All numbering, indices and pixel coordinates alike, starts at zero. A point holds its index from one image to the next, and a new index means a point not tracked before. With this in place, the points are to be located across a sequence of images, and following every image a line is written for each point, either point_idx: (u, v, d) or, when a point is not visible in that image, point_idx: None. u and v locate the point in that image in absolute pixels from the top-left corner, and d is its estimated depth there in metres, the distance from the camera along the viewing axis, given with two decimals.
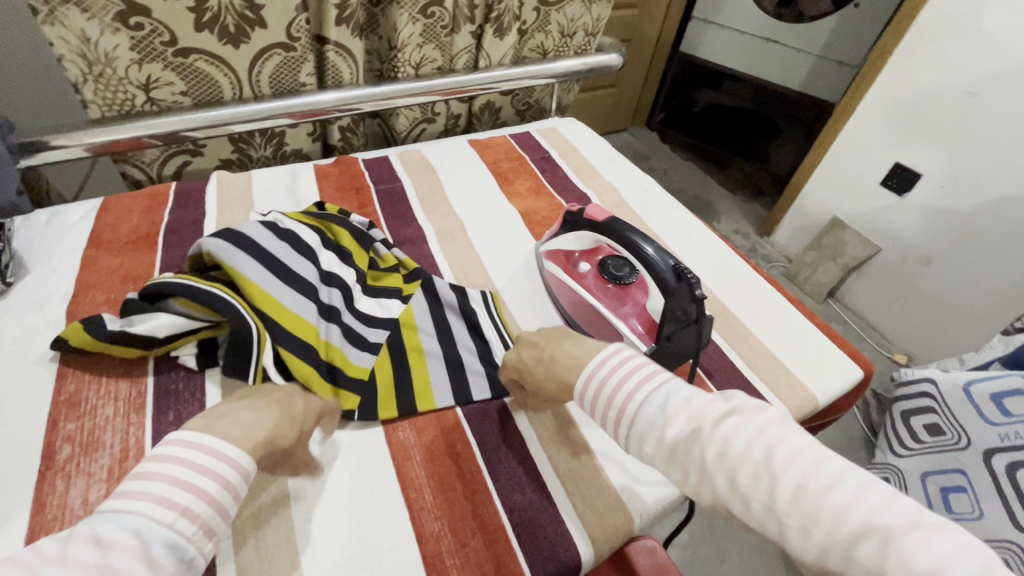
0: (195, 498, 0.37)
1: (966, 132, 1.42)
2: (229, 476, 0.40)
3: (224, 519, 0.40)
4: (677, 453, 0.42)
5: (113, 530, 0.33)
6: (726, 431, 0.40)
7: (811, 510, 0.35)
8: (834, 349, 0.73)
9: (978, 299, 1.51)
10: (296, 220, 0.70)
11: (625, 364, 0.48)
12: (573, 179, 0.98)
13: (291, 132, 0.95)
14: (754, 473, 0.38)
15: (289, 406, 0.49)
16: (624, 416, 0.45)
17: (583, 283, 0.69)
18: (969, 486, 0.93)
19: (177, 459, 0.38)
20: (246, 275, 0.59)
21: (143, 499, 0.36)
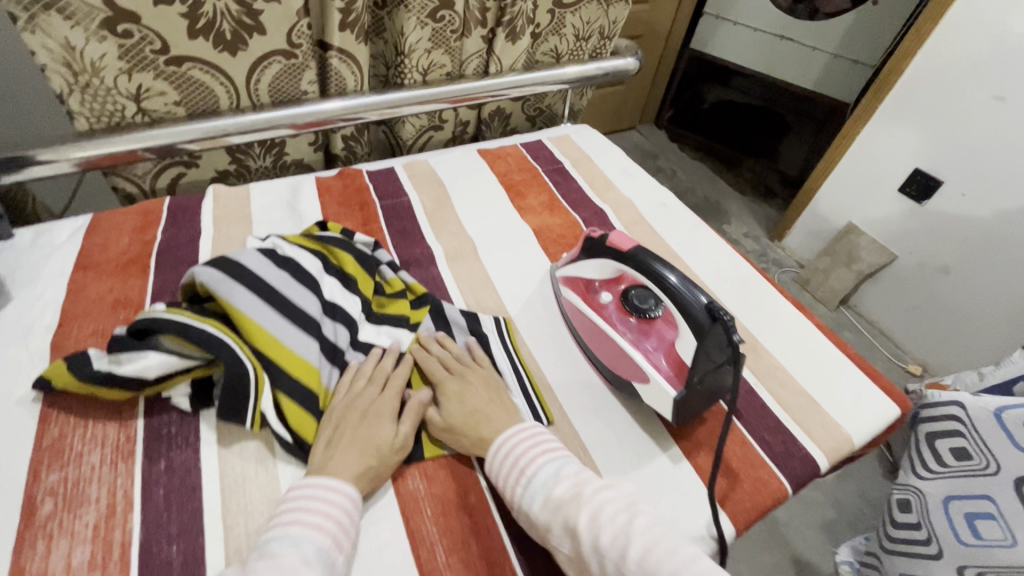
0: (324, 518, 0.45)
1: (992, 139, 1.37)
2: (346, 500, 0.47)
3: (350, 537, 0.46)
4: (559, 513, 0.47)
5: (278, 548, 0.42)
6: (601, 499, 0.46)
7: (652, 571, 0.41)
8: (866, 383, 0.69)
9: (998, 310, 1.46)
10: (297, 245, 0.65)
11: (531, 436, 0.53)
12: (587, 192, 0.93)
13: (292, 142, 0.90)
14: (614, 536, 0.44)
15: (364, 438, 0.52)
16: (522, 474, 0.50)
17: (603, 313, 0.64)
18: (1000, 514, 0.90)
19: (306, 494, 0.47)
20: (244, 312, 0.55)
21: (293, 525, 0.45)
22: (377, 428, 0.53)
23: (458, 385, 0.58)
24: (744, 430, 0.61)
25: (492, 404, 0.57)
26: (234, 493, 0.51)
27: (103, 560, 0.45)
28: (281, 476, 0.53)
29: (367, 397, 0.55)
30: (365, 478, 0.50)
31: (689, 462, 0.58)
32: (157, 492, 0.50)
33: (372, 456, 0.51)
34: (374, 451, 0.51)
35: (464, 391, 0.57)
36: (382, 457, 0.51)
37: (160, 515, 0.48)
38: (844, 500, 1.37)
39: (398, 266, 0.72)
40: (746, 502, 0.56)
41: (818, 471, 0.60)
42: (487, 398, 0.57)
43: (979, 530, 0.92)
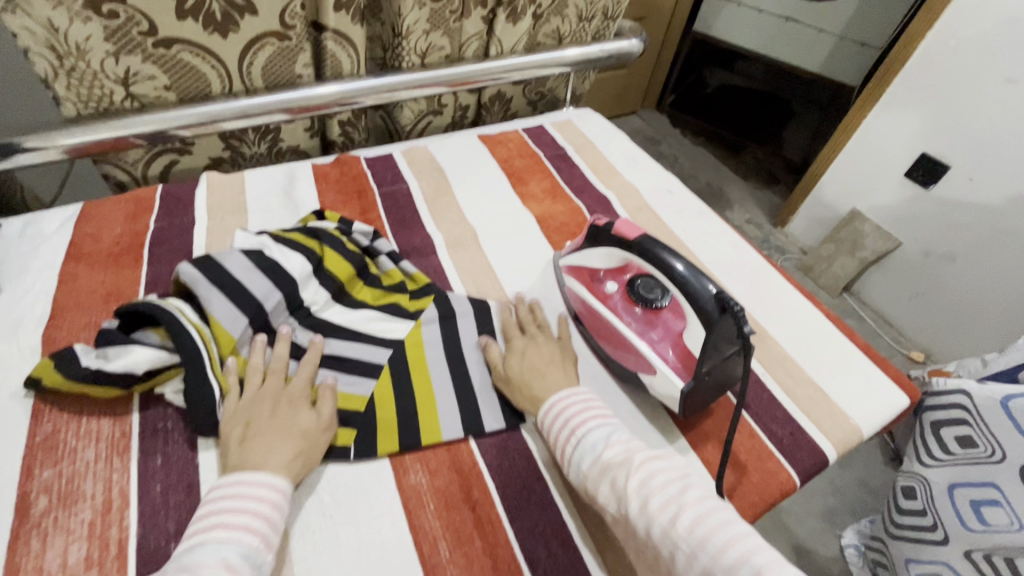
0: (252, 517, 0.43)
1: (1001, 122, 1.34)
2: (273, 496, 0.45)
3: (280, 532, 0.44)
4: (607, 475, 0.47)
5: (202, 558, 0.39)
6: (653, 465, 0.45)
7: (702, 540, 0.40)
8: (874, 372, 0.67)
9: (1004, 297, 1.44)
10: (284, 244, 0.63)
11: (583, 401, 0.54)
12: (591, 178, 0.91)
13: (287, 128, 0.88)
14: (664, 503, 0.42)
15: (283, 428, 0.49)
16: (572, 435, 0.51)
17: (608, 303, 0.63)
18: (1006, 502, 0.89)
19: (227, 495, 0.44)
20: (218, 318, 0.54)
21: (216, 528, 0.42)
22: (295, 415, 0.51)
23: (525, 344, 0.61)
24: (752, 421, 0.60)
25: (552, 364, 0.59)
26: None
27: (100, 559, 0.44)
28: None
29: (275, 387, 0.52)
30: (299, 463, 0.48)
31: (696, 454, 0.57)
32: (154, 488, 0.49)
33: (300, 440, 0.49)
34: (299, 435, 0.49)
35: (528, 348, 0.60)
36: (309, 438, 0.50)
37: (157, 511, 0.47)
38: (845, 487, 1.38)
39: (399, 256, 0.71)
40: (755, 495, 0.55)
41: (826, 462, 0.59)
42: (547, 358, 0.59)
43: (984, 517, 0.92)
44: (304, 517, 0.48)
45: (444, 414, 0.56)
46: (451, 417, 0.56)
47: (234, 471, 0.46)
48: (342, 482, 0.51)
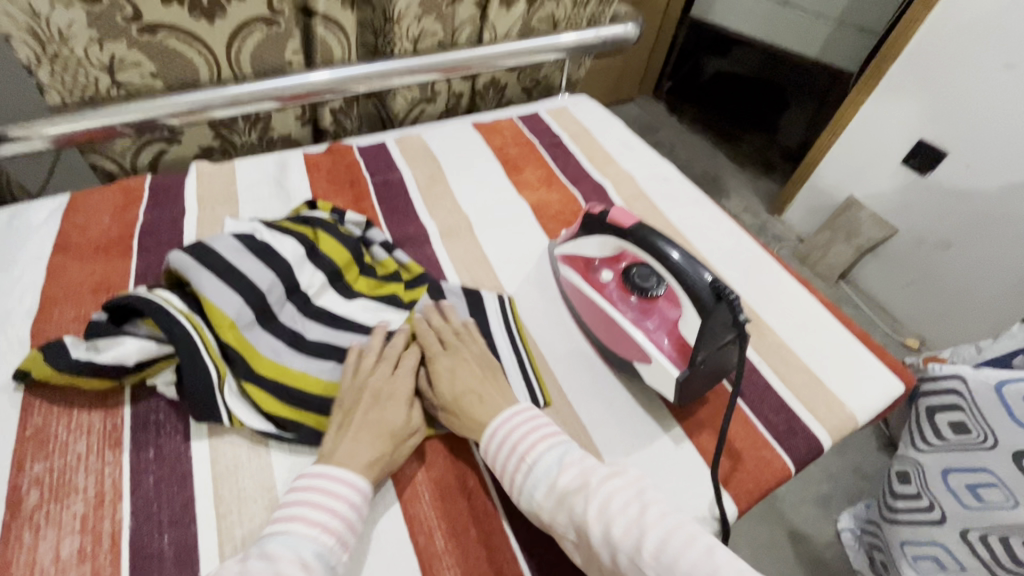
0: (330, 516, 0.43)
1: (999, 108, 1.33)
2: (354, 497, 0.45)
3: (355, 533, 0.45)
4: (565, 504, 0.46)
5: (282, 549, 0.40)
6: (610, 489, 0.45)
7: (668, 563, 0.40)
8: (870, 359, 0.67)
9: (998, 283, 1.45)
10: (276, 228, 0.63)
11: (529, 421, 0.51)
12: (586, 166, 0.90)
13: (278, 116, 0.86)
14: (628, 528, 0.43)
15: (377, 425, 0.50)
16: (522, 462, 0.49)
17: (603, 292, 0.62)
18: (1001, 483, 0.91)
19: (313, 488, 0.45)
20: (210, 298, 0.53)
21: (295, 521, 0.43)
22: (391, 412, 0.51)
23: (452, 362, 0.55)
24: (746, 409, 0.60)
25: (486, 383, 0.55)
26: (227, 480, 0.50)
27: (93, 552, 0.44)
28: (272, 463, 0.51)
29: (381, 379, 0.53)
30: (381, 466, 0.48)
31: (691, 442, 0.57)
32: (147, 481, 0.48)
33: (387, 443, 0.49)
34: (389, 437, 0.49)
35: (457, 367, 0.55)
36: (396, 441, 0.50)
37: (151, 504, 0.47)
38: (840, 473, 1.39)
39: (392, 245, 0.70)
40: (750, 482, 0.55)
41: (821, 449, 0.59)
42: (479, 376, 0.55)
43: (981, 495, 0.94)
44: None
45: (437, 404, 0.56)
46: None
47: (324, 459, 0.47)
48: None
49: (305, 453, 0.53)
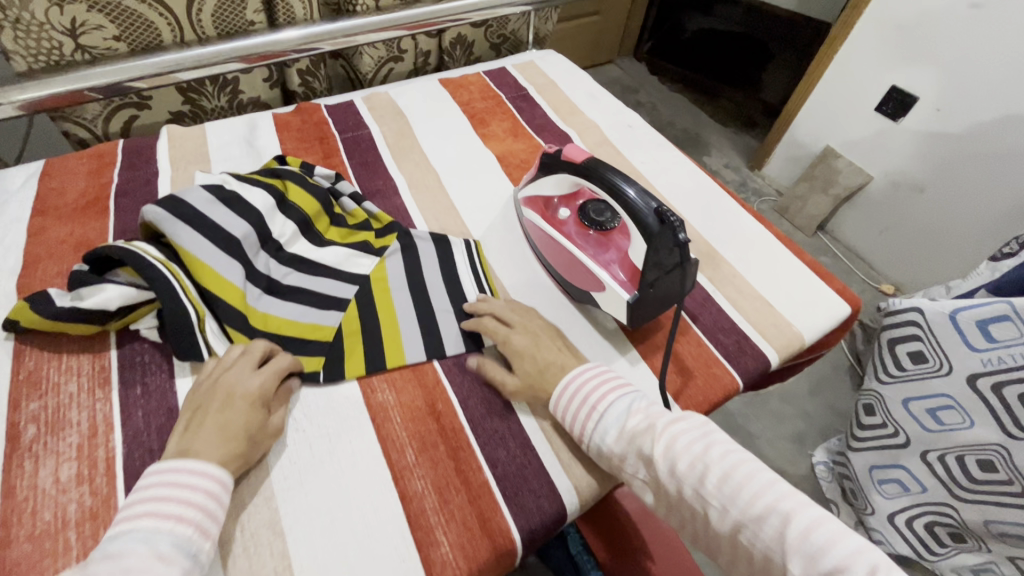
0: (186, 507, 0.40)
1: (967, 49, 1.34)
2: (212, 485, 0.42)
3: (220, 521, 0.42)
4: (633, 445, 0.49)
5: (127, 549, 0.37)
6: (675, 429, 0.47)
7: (732, 494, 0.43)
8: (819, 285, 0.71)
9: (968, 224, 1.48)
10: (244, 180, 0.65)
11: (598, 374, 0.54)
12: (552, 117, 0.92)
13: (246, 79, 0.88)
14: (691, 464, 0.45)
15: (226, 424, 0.46)
16: (593, 410, 0.52)
17: (562, 230, 0.65)
18: (958, 404, 0.96)
19: (160, 485, 0.41)
20: (187, 248, 0.56)
21: (144, 518, 0.39)
22: (245, 412, 0.47)
23: (527, 342, 0.58)
24: (699, 331, 0.64)
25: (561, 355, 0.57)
26: None
27: (90, 476, 0.48)
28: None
29: (235, 376, 0.49)
30: (236, 462, 0.45)
31: (646, 363, 0.61)
32: (137, 414, 0.52)
33: (242, 443, 0.46)
34: (240, 435, 0.46)
35: (532, 339, 0.58)
36: (251, 441, 0.47)
37: (141, 433, 0.51)
38: (815, 412, 1.45)
39: (362, 197, 0.73)
40: (700, 395, 0.59)
41: (768, 365, 0.63)
42: (553, 344, 0.58)
43: (941, 418, 1.00)
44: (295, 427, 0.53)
45: (406, 337, 0.60)
46: (413, 339, 0.60)
47: (172, 454, 0.44)
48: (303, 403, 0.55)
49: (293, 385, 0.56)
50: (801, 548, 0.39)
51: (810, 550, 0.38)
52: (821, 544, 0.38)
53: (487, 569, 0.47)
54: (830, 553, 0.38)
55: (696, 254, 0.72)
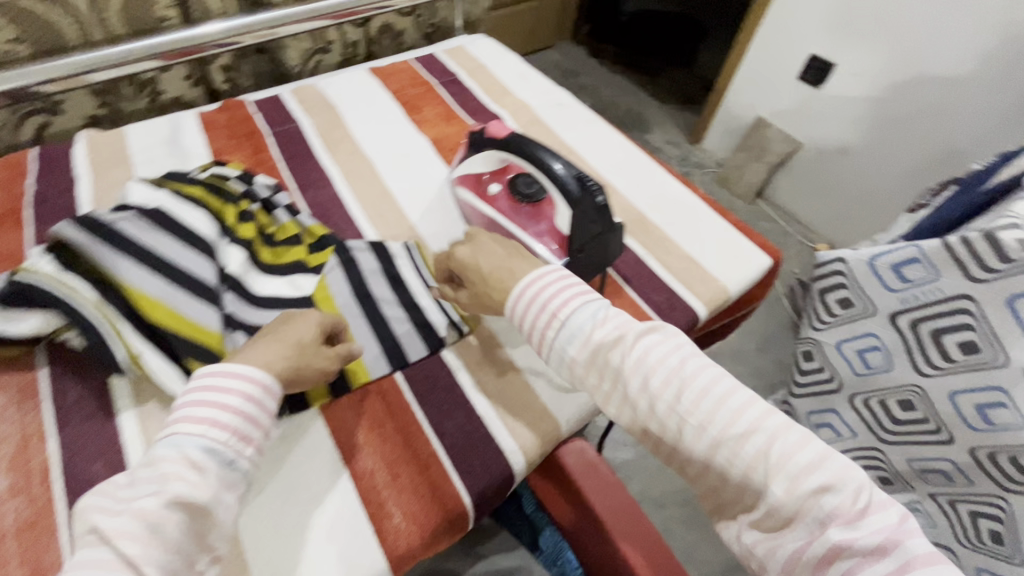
0: (222, 411, 0.43)
1: (875, 16, 1.42)
2: (250, 389, 0.45)
3: (261, 426, 0.45)
4: (600, 356, 0.48)
5: (163, 453, 0.40)
6: (648, 344, 0.47)
7: (713, 413, 0.44)
8: (742, 241, 0.76)
9: (887, 181, 1.58)
10: (172, 193, 0.60)
11: (559, 280, 0.52)
12: (484, 99, 0.93)
13: (165, 77, 0.85)
14: (667, 381, 0.45)
15: (279, 333, 0.50)
16: (555, 318, 0.50)
17: (494, 206, 0.67)
18: (882, 345, 1.05)
19: (199, 390, 0.44)
20: (135, 287, 0.52)
21: (183, 422, 0.42)
22: (298, 327, 0.51)
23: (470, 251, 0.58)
24: (632, 292, 0.68)
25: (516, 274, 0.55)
26: (151, 415, 0.52)
27: (27, 486, 0.47)
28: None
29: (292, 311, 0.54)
30: (288, 367, 0.48)
31: None
32: (72, 421, 0.51)
33: (291, 350, 0.49)
34: (291, 343, 0.50)
35: (477, 257, 0.57)
36: (301, 350, 0.50)
37: (78, 441, 0.50)
38: (764, 368, 1.53)
39: (298, 210, 0.70)
40: None
41: (697, 318, 0.67)
42: (499, 253, 0.57)
43: (867, 360, 1.09)
44: None
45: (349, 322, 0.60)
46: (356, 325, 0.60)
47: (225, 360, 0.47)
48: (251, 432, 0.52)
49: None
50: (784, 469, 0.41)
51: (790, 471, 0.41)
52: (799, 465, 0.41)
53: (440, 532, 0.49)
54: (811, 473, 0.41)
55: (627, 221, 0.75)
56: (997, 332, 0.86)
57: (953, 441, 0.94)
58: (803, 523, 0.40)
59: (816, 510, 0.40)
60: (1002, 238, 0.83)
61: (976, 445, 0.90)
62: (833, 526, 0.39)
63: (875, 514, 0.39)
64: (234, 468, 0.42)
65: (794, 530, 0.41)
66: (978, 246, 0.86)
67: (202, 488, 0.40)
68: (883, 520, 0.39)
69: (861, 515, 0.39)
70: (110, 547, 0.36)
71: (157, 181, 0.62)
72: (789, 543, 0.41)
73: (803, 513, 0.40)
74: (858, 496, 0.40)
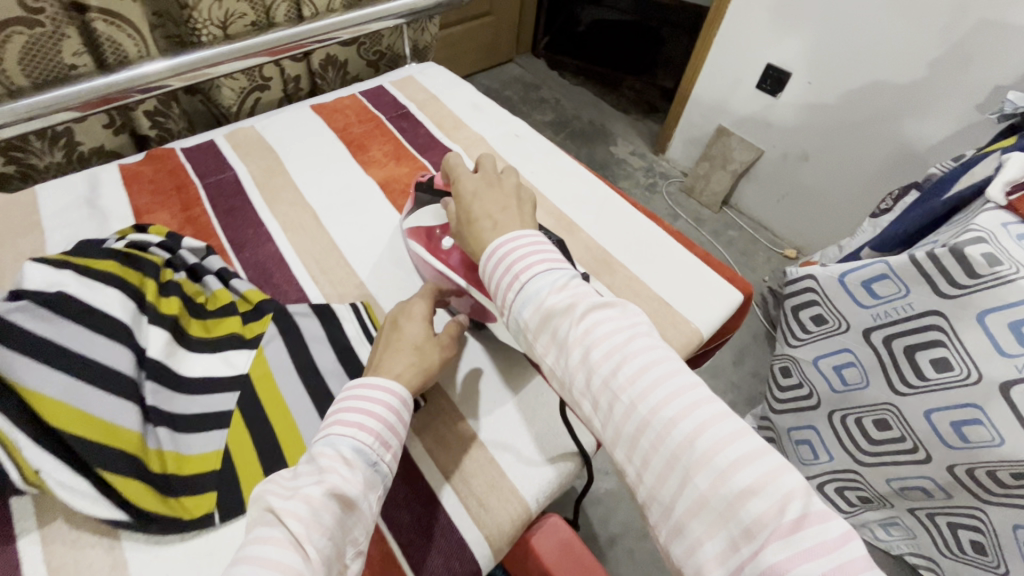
0: (368, 417, 0.45)
1: (826, 25, 1.43)
2: (391, 400, 0.47)
3: (397, 435, 0.46)
4: (548, 323, 0.41)
5: (320, 449, 0.42)
6: (597, 315, 0.40)
7: (647, 393, 0.37)
8: (711, 276, 0.73)
9: (848, 187, 1.59)
10: (81, 268, 0.53)
11: (531, 245, 0.45)
12: (436, 134, 0.88)
13: (81, 127, 0.78)
14: (608, 353, 0.39)
15: (401, 342, 0.53)
16: (515, 280, 0.43)
17: (448, 262, 0.61)
18: (857, 361, 1.04)
19: (349, 396, 0.47)
20: (37, 391, 0.45)
21: (335, 425, 0.44)
22: (412, 328, 0.54)
23: (475, 191, 0.53)
24: None
25: (496, 232, 0.48)
26: (58, 536, 0.45)
27: None
28: (127, 562, 0.45)
29: (399, 311, 0.56)
30: (415, 373, 0.51)
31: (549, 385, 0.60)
32: None
33: (414, 353, 0.52)
34: (411, 347, 0.52)
35: (476, 201, 0.52)
36: (421, 351, 0.53)
37: None
38: (741, 381, 1.51)
39: (232, 274, 0.63)
40: None
41: None
42: (501, 205, 0.51)
43: (844, 377, 1.07)
44: (161, 561, 0.45)
45: (292, 403, 0.55)
46: (300, 405, 0.55)
47: (366, 374, 0.50)
48: (180, 543, 0.46)
49: (162, 539, 0.46)
50: (711, 464, 0.34)
51: (718, 466, 0.34)
52: (730, 461, 0.34)
53: None
54: (741, 471, 0.34)
55: (591, 261, 0.71)
56: (970, 350, 0.84)
57: (930, 459, 0.93)
58: (727, 529, 0.34)
59: (739, 514, 0.33)
60: (968, 253, 0.83)
61: (954, 462, 0.90)
62: (764, 543, 0.32)
63: (812, 527, 0.32)
64: (378, 469, 0.43)
65: (715, 534, 0.34)
66: (945, 262, 0.86)
67: (353, 482, 0.41)
68: (821, 535, 0.32)
69: (794, 529, 0.32)
70: (282, 527, 0.36)
71: (58, 257, 0.53)
72: (710, 553, 0.34)
73: (726, 517, 0.33)
74: (788, 505, 0.32)
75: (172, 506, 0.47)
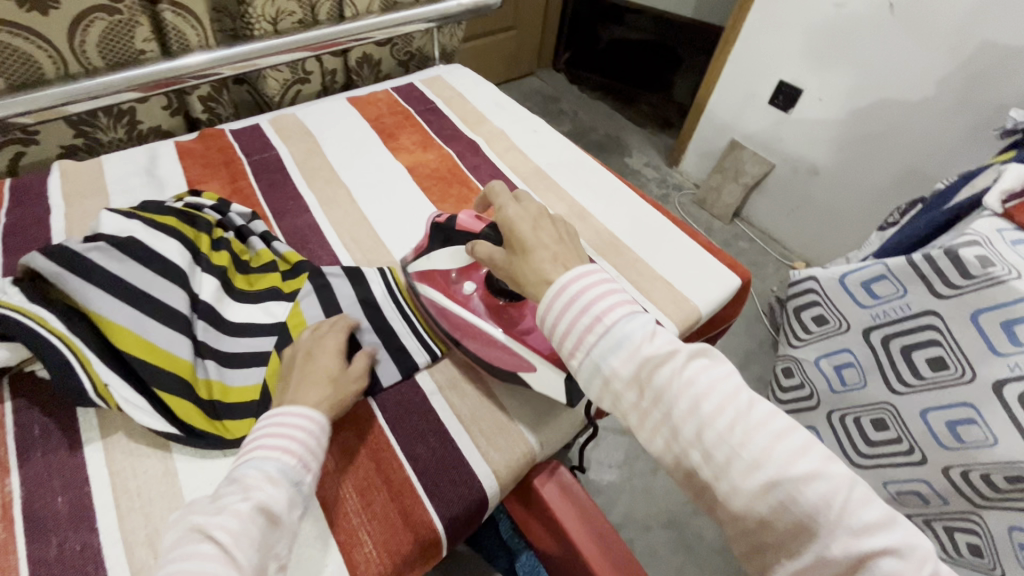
0: (290, 442, 0.47)
1: (838, 45, 1.48)
2: (312, 424, 0.49)
3: (318, 456, 0.48)
4: (647, 373, 0.42)
5: (243, 473, 0.44)
6: (700, 367, 0.41)
7: (770, 451, 0.38)
8: (712, 262, 0.78)
9: (857, 202, 1.63)
10: (147, 220, 0.61)
11: (602, 286, 0.46)
12: (460, 127, 0.95)
13: (143, 107, 0.86)
14: (720, 408, 0.40)
15: (313, 374, 0.53)
16: (599, 324, 0.44)
17: (469, 308, 0.62)
18: (856, 361, 1.07)
19: (271, 421, 0.48)
20: (107, 316, 0.52)
21: (259, 451, 0.46)
22: (324, 359, 0.54)
23: (526, 222, 0.52)
24: None
25: (557, 264, 0.49)
26: (118, 446, 0.52)
27: None
28: (177, 470, 0.51)
29: (311, 340, 0.56)
30: (332, 405, 0.51)
31: None
32: (35, 454, 0.50)
33: (329, 386, 0.52)
34: (326, 379, 0.52)
35: (527, 233, 0.51)
36: (336, 383, 0.53)
37: (45, 473, 0.49)
38: None
39: (274, 237, 0.70)
40: None
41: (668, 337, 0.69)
42: (553, 238, 0.52)
43: (844, 377, 1.11)
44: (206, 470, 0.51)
45: None
46: None
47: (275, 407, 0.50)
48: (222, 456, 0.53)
49: (207, 453, 0.53)
50: (847, 523, 0.36)
51: (854, 526, 0.36)
52: (863, 523, 0.36)
53: (410, 561, 0.49)
54: (875, 533, 0.35)
55: (600, 243, 0.77)
56: (964, 349, 0.87)
57: (925, 461, 0.95)
58: None
59: (873, 569, 0.35)
60: (962, 255, 0.87)
61: (948, 464, 0.91)
62: None
63: None
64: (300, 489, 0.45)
65: None
66: (941, 264, 0.90)
67: (279, 500, 0.43)
68: None
69: None
70: (209, 542, 0.39)
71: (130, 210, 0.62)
72: None
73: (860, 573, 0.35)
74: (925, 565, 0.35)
75: (216, 426, 0.53)
